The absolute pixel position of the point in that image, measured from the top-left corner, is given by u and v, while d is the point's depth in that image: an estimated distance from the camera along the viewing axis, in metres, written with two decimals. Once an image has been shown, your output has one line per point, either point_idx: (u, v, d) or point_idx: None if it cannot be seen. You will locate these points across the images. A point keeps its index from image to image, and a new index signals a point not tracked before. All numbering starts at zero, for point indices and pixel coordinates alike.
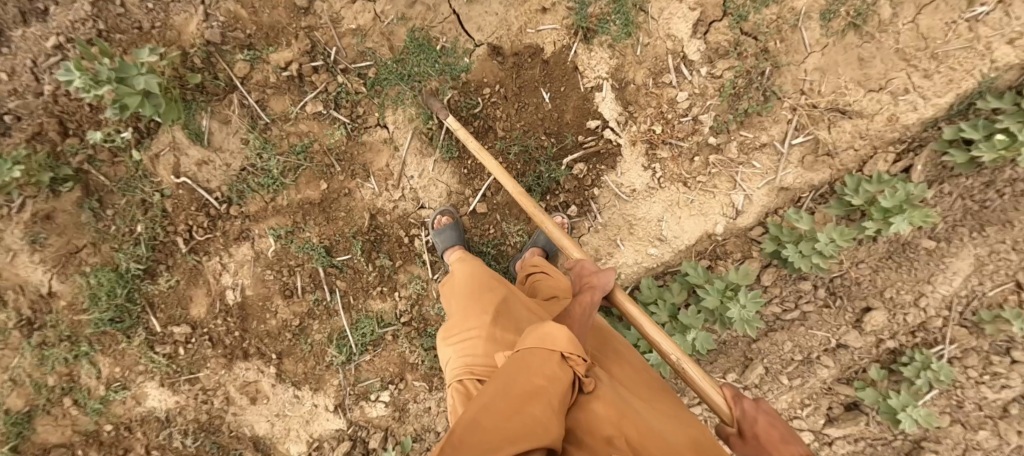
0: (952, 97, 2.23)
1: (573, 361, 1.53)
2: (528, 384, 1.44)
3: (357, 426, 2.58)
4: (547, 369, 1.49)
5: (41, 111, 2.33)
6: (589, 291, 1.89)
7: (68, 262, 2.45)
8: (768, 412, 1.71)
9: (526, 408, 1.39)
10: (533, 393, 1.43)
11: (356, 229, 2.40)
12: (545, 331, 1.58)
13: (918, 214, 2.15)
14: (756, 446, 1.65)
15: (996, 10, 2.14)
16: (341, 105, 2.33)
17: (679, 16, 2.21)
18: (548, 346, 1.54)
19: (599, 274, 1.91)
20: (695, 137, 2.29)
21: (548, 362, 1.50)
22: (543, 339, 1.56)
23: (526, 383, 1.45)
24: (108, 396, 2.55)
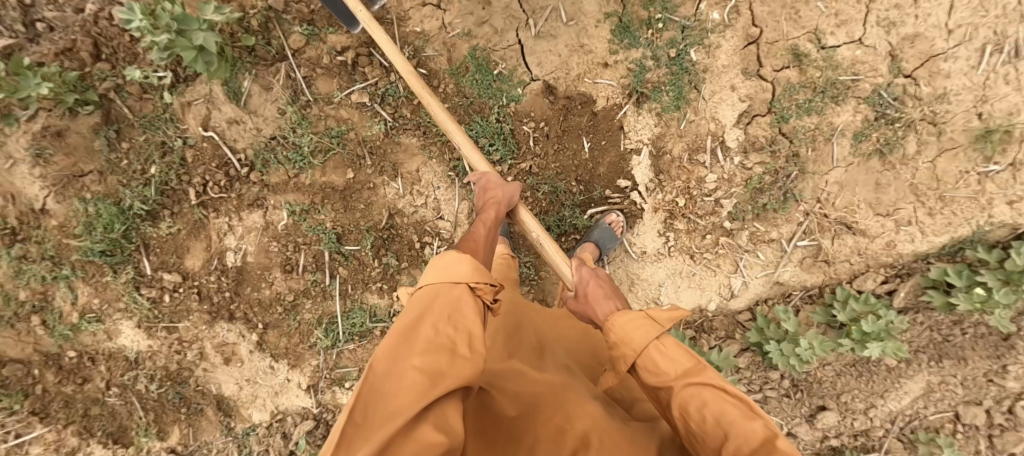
0: (947, 237, 2.41)
1: (481, 290, 1.55)
2: (432, 330, 1.42)
3: (324, 409, 2.63)
4: (467, 310, 1.48)
5: (77, 28, 2.24)
6: (496, 205, 1.92)
7: (69, 184, 2.37)
8: (598, 276, 1.94)
9: (436, 358, 1.37)
10: (441, 342, 1.40)
11: (371, 223, 2.43)
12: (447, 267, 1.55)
13: (892, 345, 2.31)
14: (584, 302, 1.87)
15: (1005, 171, 2.32)
16: (386, 102, 2.33)
17: (728, 103, 2.30)
18: (454, 278, 1.53)
19: (503, 186, 1.96)
20: (712, 218, 2.40)
21: (459, 301, 1.48)
22: (445, 275, 1.54)
23: (437, 327, 1.42)
24: (79, 325, 2.50)
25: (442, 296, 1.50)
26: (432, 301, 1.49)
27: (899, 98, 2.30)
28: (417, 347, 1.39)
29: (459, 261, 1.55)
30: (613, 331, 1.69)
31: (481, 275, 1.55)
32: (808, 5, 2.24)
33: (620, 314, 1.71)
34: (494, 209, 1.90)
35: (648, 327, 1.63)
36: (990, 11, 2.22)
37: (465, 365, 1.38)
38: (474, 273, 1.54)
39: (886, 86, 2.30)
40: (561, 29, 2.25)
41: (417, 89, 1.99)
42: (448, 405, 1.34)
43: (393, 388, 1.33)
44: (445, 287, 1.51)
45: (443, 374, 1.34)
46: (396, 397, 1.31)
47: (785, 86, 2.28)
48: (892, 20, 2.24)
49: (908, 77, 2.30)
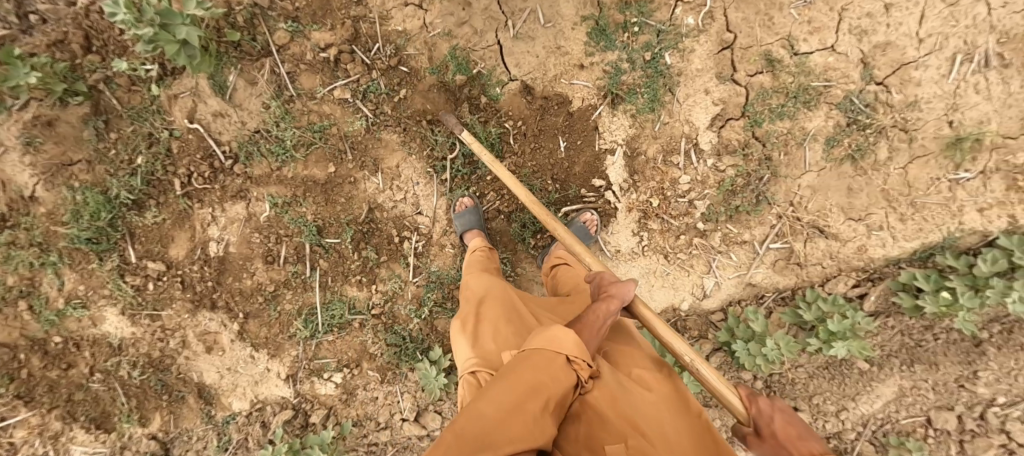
0: (917, 243, 2.45)
1: (578, 365, 1.63)
2: (529, 381, 1.55)
3: (303, 398, 2.68)
4: (560, 380, 1.58)
5: (69, 20, 2.30)
6: (608, 301, 1.84)
7: (58, 172, 2.42)
8: (783, 411, 1.75)
9: (527, 414, 1.49)
10: (535, 401, 1.52)
11: (351, 217, 2.48)
12: (552, 334, 1.66)
13: (856, 343, 2.35)
14: (772, 444, 1.71)
15: (976, 178, 2.36)
16: (368, 99, 2.38)
17: (701, 107, 2.35)
18: (555, 348, 1.63)
19: (620, 284, 1.89)
20: (685, 219, 2.44)
21: (553, 365, 1.60)
22: (550, 341, 1.65)
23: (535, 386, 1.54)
24: (64, 311, 2.55)
25: (543, 359, 1.61)
26: (534, 359, 1.61)
27: (870, 104, 2.34)
28: (516, 401, 1.51)
29: (563, 332, 1.66)
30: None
31: (580, 352, 1.64)
32: (783, 12, 2.28)
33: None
34: (606, 305, 1.83)
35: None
36: (960, 21, 2.26)
37: (546, 425, 1.51)
38: (578, 351, 1.64)
39: (858, 93, 2.34)
40: (539, 31, 2.31)
41: (540, 215, 2.13)
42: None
43: (485, 426, 1.47)
44: (548, 354, 1.62)
45: (533, 431, 1.48)
46: (485, 437, 1.45)
47: (759, 91, 2.33)
48: (864, 29, 2.29)
49: (880, 84, 2.34)
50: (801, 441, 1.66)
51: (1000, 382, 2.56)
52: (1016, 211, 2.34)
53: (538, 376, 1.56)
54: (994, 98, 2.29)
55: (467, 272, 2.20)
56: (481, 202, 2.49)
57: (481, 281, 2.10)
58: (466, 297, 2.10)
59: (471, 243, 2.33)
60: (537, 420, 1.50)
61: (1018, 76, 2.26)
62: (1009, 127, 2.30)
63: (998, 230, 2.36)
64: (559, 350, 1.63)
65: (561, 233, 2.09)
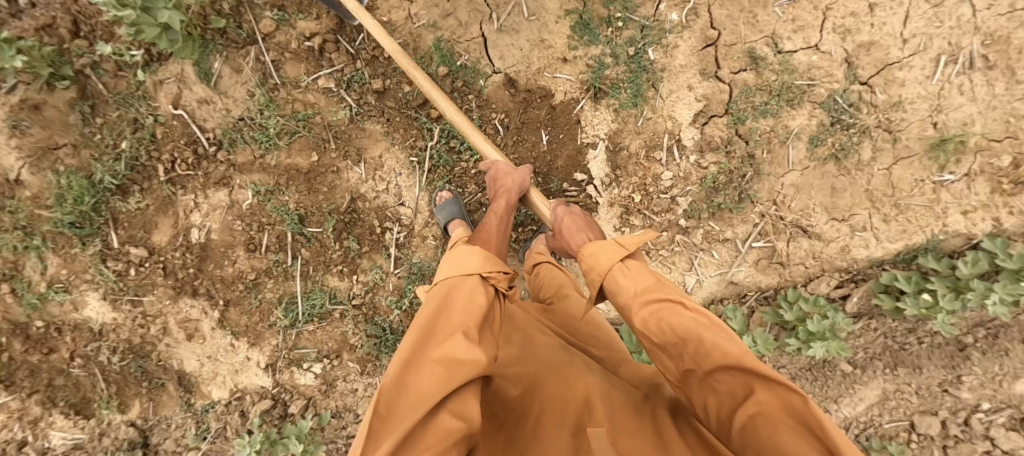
0: (901, 245, 2.43)
1: (492, 280, 1.69)
2: (453, 319, 1.55)
3: (282, 388, 2.68)
4: (478, 298, 1.60)
5: (58, 5, 2.30)
6: (506, 193, 2.13)
7: (44, 157, 2.42)
8: (574, 219, 2.06)
9: (456, 349, 1.46)
10: (459, 331, 1.51)
11: (333, 206, 2.48)
12: (460, 261, 1.73)
13: (834, 345, 2.35)
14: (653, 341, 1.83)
15: (960, 180, 2.35)
16: (352, 88, 2.39)
17: (684, 103, 2.35)
18: (466, 271, 1.69)
19: (513, 174, 2.16)
20: (667, 215, 2.44)
21: (471, 292, 1.62)
22: (460, 268, 1.70)
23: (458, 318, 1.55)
24: (46, 294, 2.54)
25: (457, 286, 1.64)
26: (452, 292, 1.63)
27: (854, 104, 2.34)
28: (443, 340, 1.50)
29: (468, 253, 1.74)
30: (602, 276, 1.78)
31: (489, 267, 1.70)
32: (766, 10, 2.29)
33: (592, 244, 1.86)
34: (504, 198, 2.13)
35: (625, 265, 1.74)
36: (944, 22, 2.27)
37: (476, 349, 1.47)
38: (486, 265, 1.71)
39: (842, 92, 2.34)
40: (523, 24, 2.32)
41: (403, 65, 2.14)
42: (467, 389, 1.42)
43: (419, 377, 1.43)
44: (460, 278, 1.67)
45: (462, 360, 1.44)
46: (420, 391, 1.40)
47: (742, 89, 2.33)
48: (848, 28, 2.30)
49: (865, 84, 2.34)
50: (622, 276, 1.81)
51: (985, 387, 2.53)
52: (1001, 215, 2.32)
53: (461, 308, 1.57)
54: (979, 100, 2.29)
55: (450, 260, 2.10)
56: (462, 194, 2.50)
57: None
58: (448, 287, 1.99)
59: (456, 231, 2.25)
60: (466, 348, 1.47)
61: (1002, 78, 2.26)
62: (993, 129, 2.29)
63: (982, 234, 2.35)
64: (470, 272, 1.68)
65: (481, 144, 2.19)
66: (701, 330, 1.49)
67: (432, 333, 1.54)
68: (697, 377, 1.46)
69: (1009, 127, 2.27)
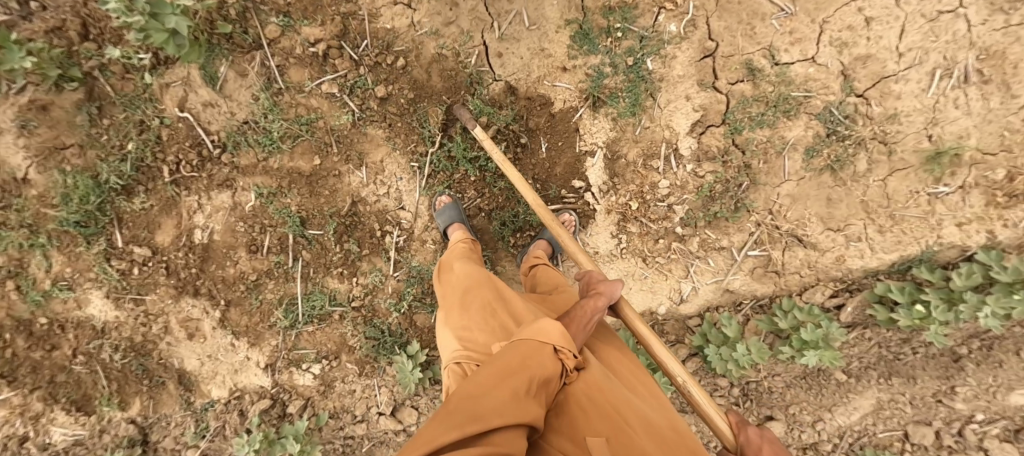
0: (896, 255, 2.46)
1: (566, 354, 1.66)
2: (516, 364, 1.58)
3: (281, 388, 2.71)
4: (550, 361, 1.61)
5: (67, 8, 2.35)
6: (596, 297, 1.93)
7: (51, 156, 2.47)
8: (768, 440, 1.85)
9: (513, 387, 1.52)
10: (521, 377, 1.54)
11: (334, 209, 2.51)
12: (540, 326, 1.70)
13: (826, 354, 2.38)
14: None
15: (955, 193, 2.38)
16: (355, 94, 2.42)
17: (682, 113, 2.39)
18: (542, 338, 1.66)
19: (608, 283, 1.97)
20: (664, 223, 2.47)
21: (542, 353, 1.62)
22: (537, 332, 1.68)
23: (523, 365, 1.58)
24: (50, 292, 2.59)
25: (530, 347, 1.64)
26: (523, 346, 1.63)
27: (850, 116, 2.37)
28: (501, 379, 1.54)
29: (550, 323, 1.70)
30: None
31: (568, 343, 1.67)
32: (764, 22, 2.32)
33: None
34: (595, 301, 1.92)
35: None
36: (940, 36, 2.29)
37: (536, 405, 1.52)
38: (565, 341, 1.67)
39: (838, 104, 2.37)
40: (524, 33, 2.35)
41: (546, 219, 2.15)
42: (513, 429, 1.46)
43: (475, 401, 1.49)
44: (535, 343, 1.65)
45: (519, 401, 1.49)
46: (472, 409, 1.47)
47: (739, 99, 2.36)
48: (845, 41, 2.33)
49: (861, 97, 2.37)
50: None
51: (979, 399, 2.55)
52: (995, 227, 2.36)
53: (525, 359, 1.59)
54: (974, 113, 2.32)
55: (448, 259, 2.23)
56: (461, 200, 2.54)
57: (464, 267, 2.13)
58: (449, 285, 2.11)
59: (453, 236, 2.34)
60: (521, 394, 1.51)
61: (997, 92, 2.29)
62: (988, 143, 2.33)
63: (977, 245, 2.38)
64: (546, 341, 1.66)
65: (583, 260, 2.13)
66: None
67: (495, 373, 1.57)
68: None
69: (1003, 140, 2.31)
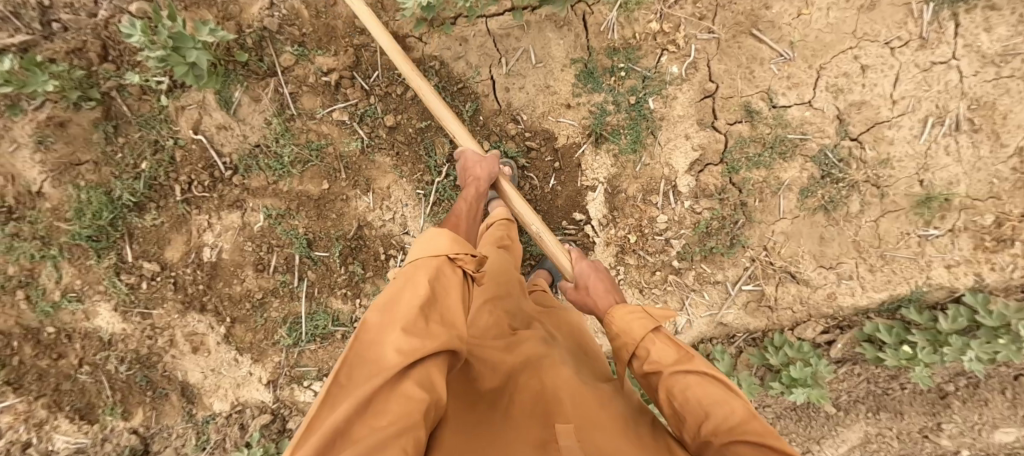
0: (886, 294, 2.53)
1: (460, 261, 1.71)
2: (412, 292, 1.56)
3: (282, 404, 2.77)
4: (451, 280, 1.64)
5: (89, 30, 2.44)
6: (476, 182, 2.20)
7: (66, 171, 2.55)
8: (597, 270, 2.20)
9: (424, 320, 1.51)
10: (422, 303, 1.54)
11: (341, 233, 2.58)
12: (427, 242, 1.72)
13: (815, 394, 2.45)
14: (583, 293, 2.16)
15: (944, 235, 2.47)
16: (364, 122, 2.48)
17: (681, 151, 2.45)
18: (434, 252, 1.68)
19: (483, 163, 2.24)
20: (661, 255, 2.53)
21: (438, 270, 1.64)
22: (426, 249, 1.70)
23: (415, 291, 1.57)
24: (60, 303, 2.65)
25: (425, 266, 1.64)
26: (419, 270, 1.63)
27: (844, 159, 2.45)
28: (399, 317, 1.51)
29: (438, 235, 1.73)
30: (614, 324, 1.93)
31: (458, 247, 1.71)
32: (763, 66, 2.40)
33: (618, 308, 1.96)
34: (475, 185, 2.19)
35: (642, 320, 1.87)
36: (932, 86, 2.38)
37: (449, 327, 1.53)
38: (454, 247, 1.71)
39: (833, 147, 2.44)
40: (530, 70, 2.42)
41: (432, 105, 2.23)
42: (430, 370, 1.45)
43: (381, 343, 1.48)
44: (429, 259, 1.66)
45: (428, 330, 1.49)
46: (380, 359, 1.44)
47: (737, 139, 2.44)
48: (840, 87, 2.41)
49: (855, 141, 2.44)
50: (607, 294, 2.09)
51: (964, 435, 2.65)
52: (982, 270, 2.44)
53: (421, 281, 1.58)
54: (964, 161, 2.41)
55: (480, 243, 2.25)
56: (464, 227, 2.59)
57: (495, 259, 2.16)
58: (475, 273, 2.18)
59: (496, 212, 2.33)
60: (434, 326, 1.51)
61: (987, 141, 2.38)
62: (977, 189, 2.42)
63: (964, 287, 2.46)
64: (438, 253, 1.68)
65: (450, 122, 2.24)
66: (722, 400, 1.63)
67: (390, 309, 1.55)
68: (714, 447, 1.58)
69: (992, 188, 2.40)
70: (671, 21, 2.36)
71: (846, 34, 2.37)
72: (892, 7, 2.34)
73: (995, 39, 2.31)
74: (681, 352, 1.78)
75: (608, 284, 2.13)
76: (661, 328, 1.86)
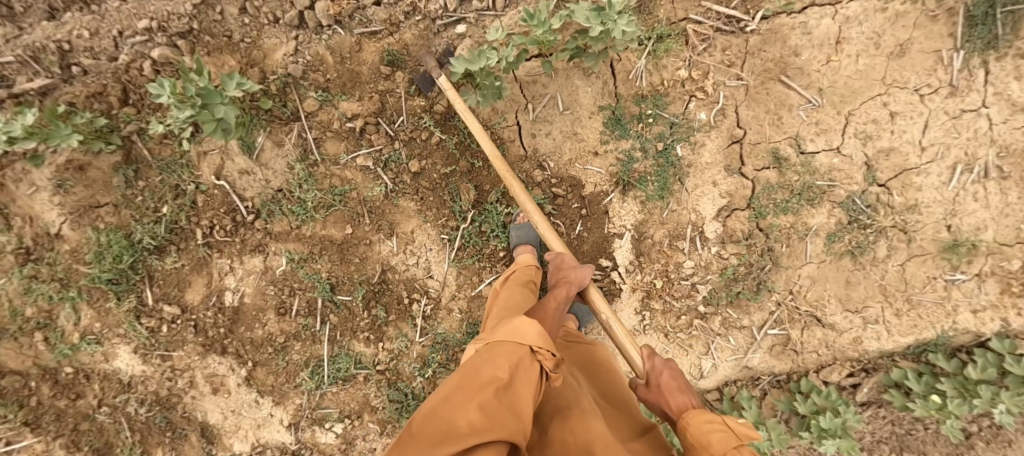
0: (912, 339, 2.52)
1: (543, 355, 1.73)
2: (488, 375, 1.61)
3: (302, 446, 2.75)
4: (531, 372, 1.67)
5: (109, 74, 2.40)
6: (566, 285, 2.09)
7: (85, 213, 2.52)
8: (671, 367, 2.03)
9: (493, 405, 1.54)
10: (492, 387, 1.58)
11: (365, 277, 2.56)
12: (515, 329, 1.76)
13: (846, 446, 2.39)
14: (656, 392, 2.00)
15: (971, 280, 2.46)
16: (388, 168, 2.46)
17: (708, 197, 2.44)
18: (519, 340, 1.73)
19: (577, 269, 2.13)
20: (687, 300, 2.52)
21: (521, 361, 1.68)
22: (513, 335, 1.75)
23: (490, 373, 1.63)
24: (78, 345, 2.63)
25: (502, 353, 1.69)
26: (501, 351, 1.69)
27: (872, 205, 2.43)
28: (472, 397, 1.55)
29: (527, 325, 1.76)
30: (692, 435, 1.80)
31: (545, 343, 1.74)
32: (792, 112, 2.39)
33: (694, 415, 1.84)
34: (564, 289, 2.08)
35: (725, 434, 1.74)
36: (962, 133, 2.37)
37: (519, 420, 1.55)
38: (542, 342, 1.74)
39: (861, 193, 2.43)
40: (557, 116, 2.40)
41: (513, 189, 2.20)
42: (493, 452, 1.47)
43: (452, 415, 1.52)
44: (512, 347, 1.71)
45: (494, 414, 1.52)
46: (449, 432, 1.48)
47: (764, 185, 2.42)
48: (869, 133, 2.39)
49: (883, 186, 2.43)
50: (681, 394, 1.96)
51: None
52: (1009, 314, 2.43)
53: (501, 368, 1.63)
54: (992, 206, 2.40)
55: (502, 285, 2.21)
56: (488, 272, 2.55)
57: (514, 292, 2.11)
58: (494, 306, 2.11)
59: (520, 257, 2.32)
60: (507, 415, 1.54)
61: (1016, 188, 2.37)
62: (1005, 235, 2.41)
63: (991, 333, 2.46)
64: (523, 343, 1.72)
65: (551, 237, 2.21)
66: None
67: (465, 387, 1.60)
68: None
69: (1020, 234, 2.39)
70: (700, 68, 2.34)
71: (874, 80, 2.36)
72: (922, 54, 2.33)
73: None
74: None
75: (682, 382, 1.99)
76: (745, 447, 1.72)
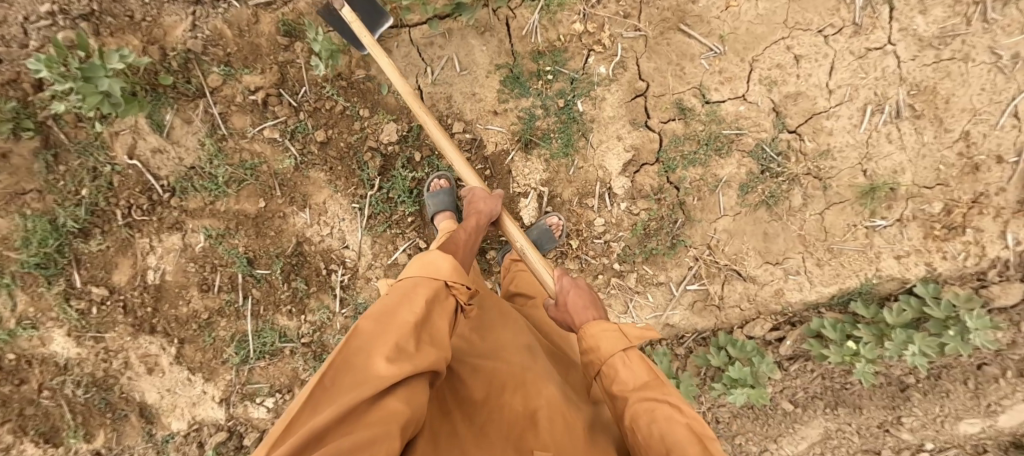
0: (834, 288, 2.46)
1: (456, 289, 1.76)
2: (406, 312, 1.63)
3: (237, 421, 2.79)
4: (443, 308, 1.70)
5: (22, 61, 2.33)
6: (477, 216, 2.10)
7: (11, 200, 2.45)
8: (579, 288, 1.98)
9: (412, 348, 1.56)
10: (405, 333, 1.57)
11: (280, 250, 2.61)
12: (430, 261, 1.79)
13: (754, 393, 2.41)
14: (564, 311, 1.95)
15: (892, 225, 2.39)
16: (296, 138, 2.53)
17: (613, 153, 2.43)
18: (432, 274, 1.75)
19: (487, 199, 2.15)
20: (604, 258, 2.51)
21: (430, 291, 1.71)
22: (427, 269, 1.77)
23: (403, 319, 1.60)
24: (15, 331, 2.56)
25: (419, 285, 1.72)
26: (410, 284, 1.73)
27: (782, 153, 2.39)
28: (392, 335, 1.57)
29: (438, 257, 1.79)
30: (586, 338, 1.81)
31: (456, 277, 1.76)
32: (693, 62, 2.36)
33: (593, 324, 1.82)
34: (475, 221, 2.09)
35: (617, 340, 1.74)
36: (869, 73, 2.31)
37: (432, 349, 1.60)
38: (453, 275, 1.76)
39: (770, 141, 2.38)
40: (456, 78, 2.41)
41: (414, 107, 2.16)
42: (410, 388, 1.52)
43: (369, 355, 1.53)
44: (423, 278, 1.74)
45: (404, 361, 1.51)
46: (361, 371, 1.50)
47: (671, 138, 2.39)
48: (773, 79, 2.35)
49: (793, 133, 2.38)
50: (589, 313, 1.90)
51: (926, 428, 2.47)
52: (934, 259, 2.36)
53: (417, 305, 1.65)
54: (908, 148, 2.34)
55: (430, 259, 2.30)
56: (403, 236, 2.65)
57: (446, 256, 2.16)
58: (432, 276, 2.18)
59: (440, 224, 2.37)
60: (420, 350, 1.57)
61: (930, 127, 2.31)
62: (923, 176, 2.34)
63: (916, 278, 2.39)
64: (435, 277, 1.74)
65: (462, 170, 2.19)
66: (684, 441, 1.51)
67: (376, 334, 1.58)
68: None
69: (939, 174, 2.32)
70: (595, 20, 2.34)
71: (776, 24, 2.31)
72: None
73: (931, 21, 2.24)
74: (652, 378, 1.67)
75: (591, 301, 1.93)
76: (635, 350, 1.74)
